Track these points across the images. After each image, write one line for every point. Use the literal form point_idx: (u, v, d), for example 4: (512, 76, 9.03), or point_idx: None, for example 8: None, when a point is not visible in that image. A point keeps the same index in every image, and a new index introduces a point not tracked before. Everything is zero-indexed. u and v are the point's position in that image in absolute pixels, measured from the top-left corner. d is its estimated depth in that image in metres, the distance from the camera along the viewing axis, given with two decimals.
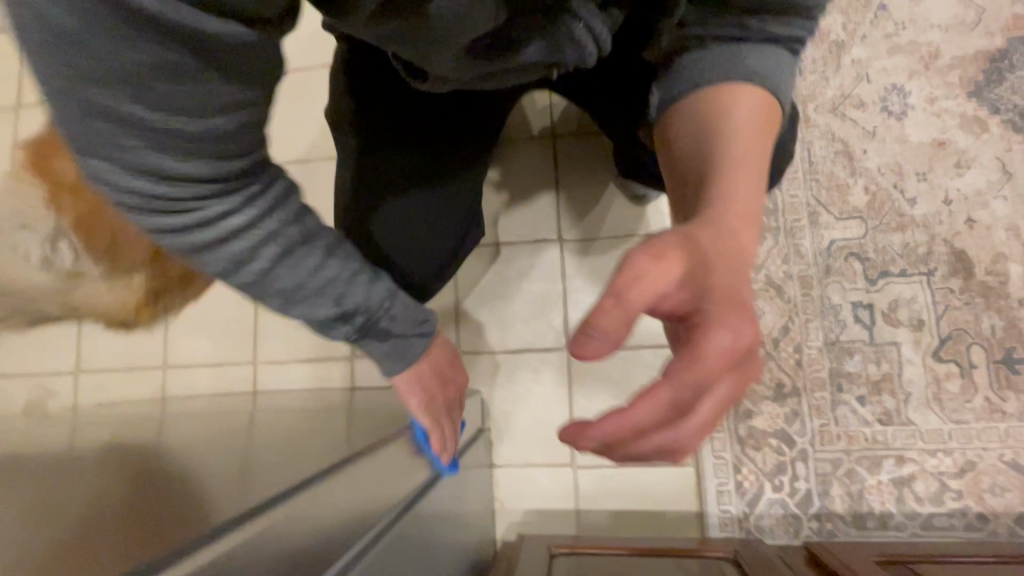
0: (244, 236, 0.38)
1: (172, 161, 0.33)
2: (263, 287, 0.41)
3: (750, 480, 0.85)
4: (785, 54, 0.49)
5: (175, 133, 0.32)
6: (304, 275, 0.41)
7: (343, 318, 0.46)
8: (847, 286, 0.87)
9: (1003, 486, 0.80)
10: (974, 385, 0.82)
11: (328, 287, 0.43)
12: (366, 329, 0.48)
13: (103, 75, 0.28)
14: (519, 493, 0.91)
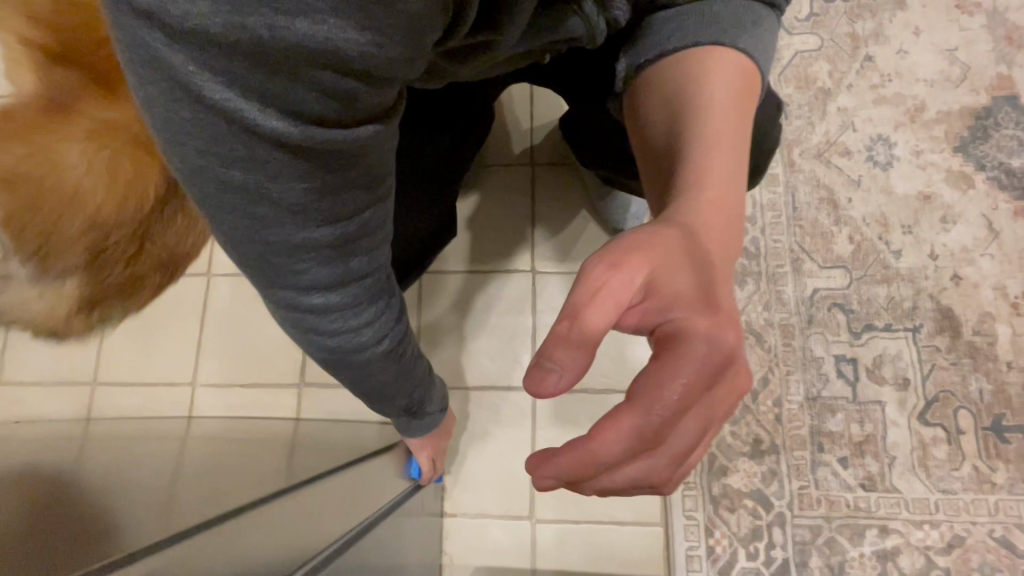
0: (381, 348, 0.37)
1: (345, 292, 0.31)
2: (361, 383, 0.40)
3: (723, 546, 0.77)
4: (763, 8, 0.46)
5: (348, 267, 0.30)
6: (407, 375, 0.42)
7: (414, 399, 0.47)
8: (830, 338, 0.82)
9: (992, 565, 0.74)
10: (961, 452, 0.77)
11: (418, 382, 0.45)
12: (426, 408, 0.50)
13: (292, 216, 0.25)
14: (471, 547, 0.82)
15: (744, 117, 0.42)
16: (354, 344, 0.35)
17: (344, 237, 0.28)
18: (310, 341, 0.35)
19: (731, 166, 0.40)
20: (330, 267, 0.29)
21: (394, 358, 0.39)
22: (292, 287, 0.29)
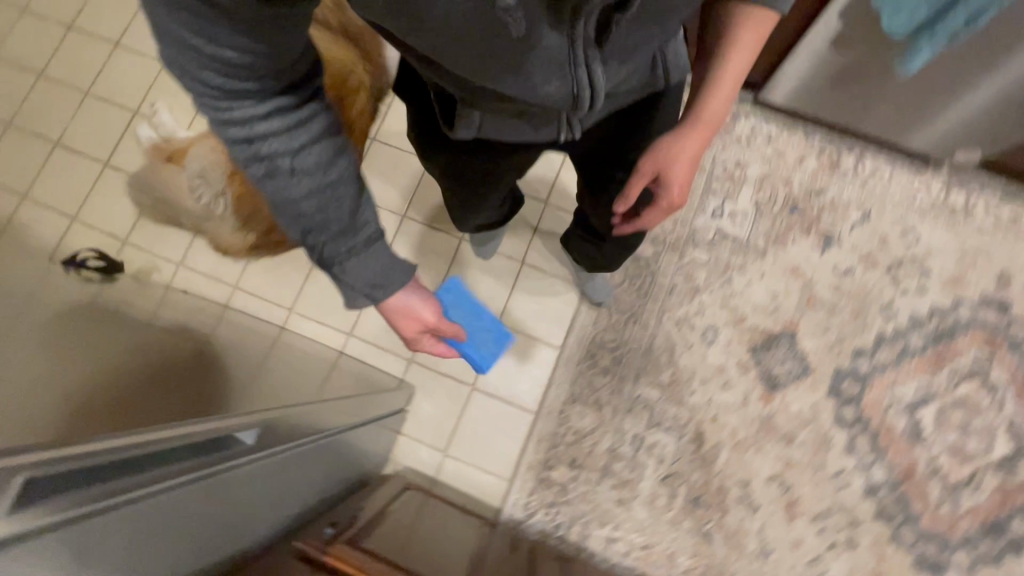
0: (286, 161, 0.58)
1: (246, 76, 0.50)
2: (266, 187, 0.59)
3: (534, 502, 1.44)
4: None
5: (247, 70, 0.50)
6: (299, 187, 0.59)
7: (309, 233, 0.63)
8: (635, 422, 1.47)
9: (660, 563, 1.40)
10: (672, 505, 1.42)
11: (320, 214, 0.61)
12: (338, 263, 0.64)
13: (201, 36, 0.46)
14: (408, 454, 1.49)
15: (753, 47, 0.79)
16: (257, 143, 0.56)
17: (235, 55, 0.48)
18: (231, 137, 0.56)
19: (726, 97, 0.84)
20: (240, 69, 0.49)
21: (274, 171, 0.58)
22: (185, 66, 0.49)
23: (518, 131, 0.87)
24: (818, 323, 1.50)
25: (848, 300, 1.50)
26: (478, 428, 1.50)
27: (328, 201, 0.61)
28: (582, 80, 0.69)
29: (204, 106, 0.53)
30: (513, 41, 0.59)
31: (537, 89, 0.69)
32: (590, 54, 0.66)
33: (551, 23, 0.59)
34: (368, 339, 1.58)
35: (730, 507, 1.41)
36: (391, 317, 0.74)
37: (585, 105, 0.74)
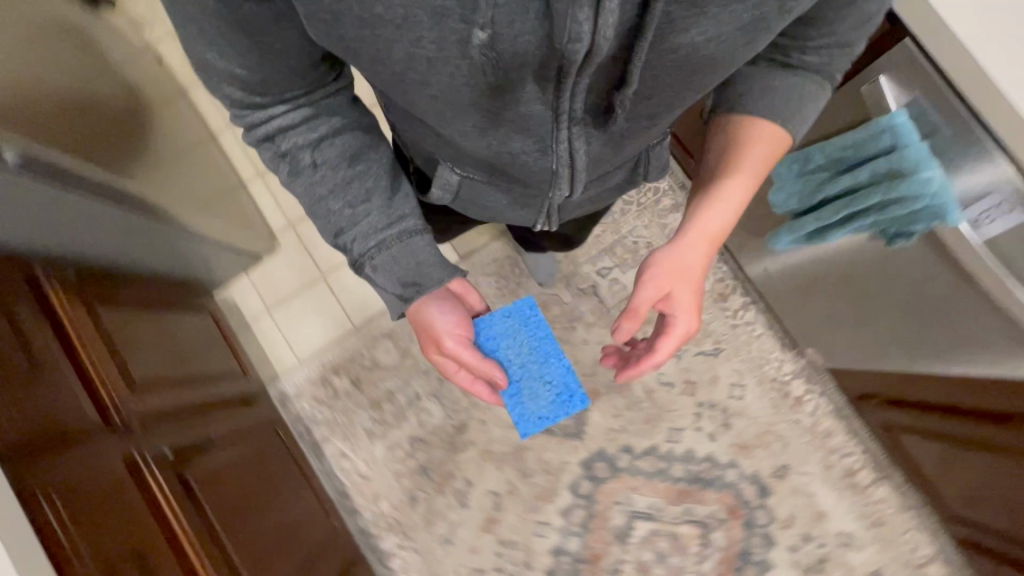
0: (308, 162, 0.70)
1: (260, 88, 0.64)
2: (297, 186, 0.72)
3: (305, 390, 1.63)
4: (814, 79, 0.85)
5: (266, 81, 0.63)
6: (336, 190, 0.72)
7: (340, 232, 0.74)
8: (421, 384, 1.63)
9: (364, 495, 1.59)
10: (405, 461, 1.60)
11: (354, 193, 0.73)
12: (369, 263, 0.75)
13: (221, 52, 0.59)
14: (239, 293, 1.67)
15: (764, 164, 0.90)
16: (283, 151, 0.70)
17: (243, 69, 0.61)
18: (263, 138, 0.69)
19: (732, 211, 0.94)
20: (265, 78, 0.63)
21: (305, 168, 0.71)
22: (207, 70, 0.62)
23: (493, 195, 1.02)
24: (613, 406, 1.62)
25: (648, 405, 1.62)
26: (304, 309, 1.67)
27: (357, 203, 0.73)
28: (562, 155, 0.79)
29: (241, 115, 0.68)
30: (497, 95, 0.65)
31: (513, 149, 0.78)
32: (570, 126, 0.72)
33: (544, 77, 0.63)
34: (271, 190, 1.74)
35: (445, 491, 1.59)
36: (420, 331, 0.87)
37: (564, 184, 0.88)
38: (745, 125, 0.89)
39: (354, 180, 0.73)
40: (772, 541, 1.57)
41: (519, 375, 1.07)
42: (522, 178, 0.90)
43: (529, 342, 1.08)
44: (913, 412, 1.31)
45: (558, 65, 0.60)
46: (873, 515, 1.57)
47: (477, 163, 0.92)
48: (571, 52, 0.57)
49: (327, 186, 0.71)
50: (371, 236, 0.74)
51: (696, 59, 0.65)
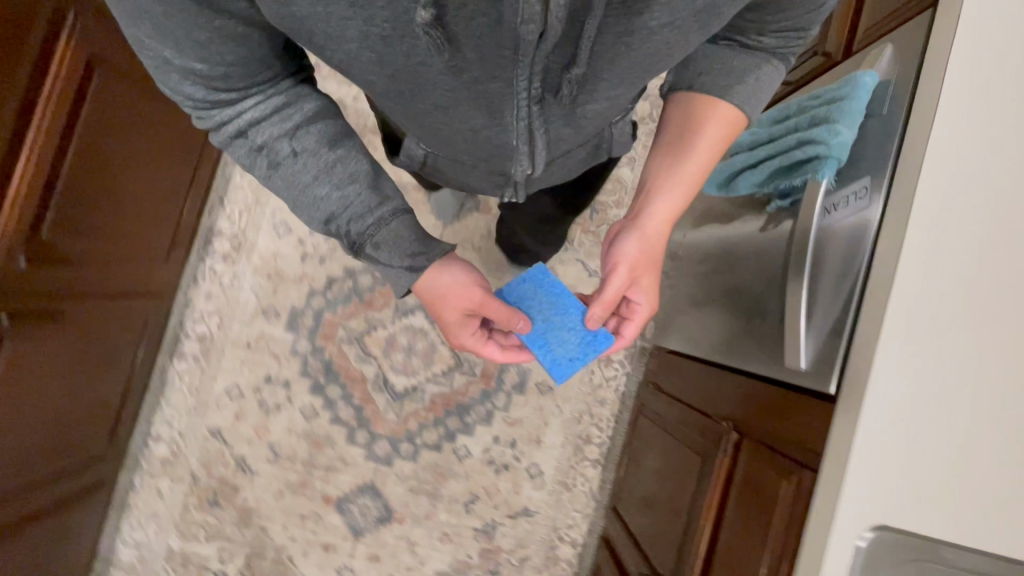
0: (294, 153, 0.77)
1: (223, 82, 0.70)
2: (277, 177, 0.78)
3: None
4: (768, 60, 0.89)
5: (238, 72, 0.69)
6: (315, 158, 0.77)
7: (330, 216, 0.80)
8: None
9: None
10: None
11: (332, 166, 0.78)
12: (365, 240, 0.81)
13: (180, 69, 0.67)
14: None
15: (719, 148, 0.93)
16: (259, 140, 0.76)
17: (204, 64, 0.66)
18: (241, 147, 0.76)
19: (684, 193, 0.95)
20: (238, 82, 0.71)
21: (301, 182, 0.78)
22: (170, 69, 0.67)
23: (464, 168, 1.02)
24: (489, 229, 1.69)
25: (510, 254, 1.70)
26: None
27: (350, 175, 0.79)
28: (518, 137, 0.83)
29: (228, 142, 0.76)
30: (449, 76, 0.71)
31: (475, 127, 0.82)
32: (530, 110, 0.77)
33: (502, 58, 0.67)
34: None
35: None
36: (430, 298, 0.92)
37: (523, 163, 0.90)
38: (701, 104, 0.91)
39: (326, 148, 0.78)
40: (490, 420, 1.68)
41: (542, 328, 1.02)
42: (482, 154, 0.91)
43: (551, 306, 1.03)
44: (660, 393, 1.43)
45: (518, 49, 0.65)
46: (570, 478, 1.69)
47: (442, 142, 0.93)
48: (529, 39, 0.63)
49: (297, 158, 0.77)
50: (340, 188, 0.79)
51: (654, 52, 0.70)
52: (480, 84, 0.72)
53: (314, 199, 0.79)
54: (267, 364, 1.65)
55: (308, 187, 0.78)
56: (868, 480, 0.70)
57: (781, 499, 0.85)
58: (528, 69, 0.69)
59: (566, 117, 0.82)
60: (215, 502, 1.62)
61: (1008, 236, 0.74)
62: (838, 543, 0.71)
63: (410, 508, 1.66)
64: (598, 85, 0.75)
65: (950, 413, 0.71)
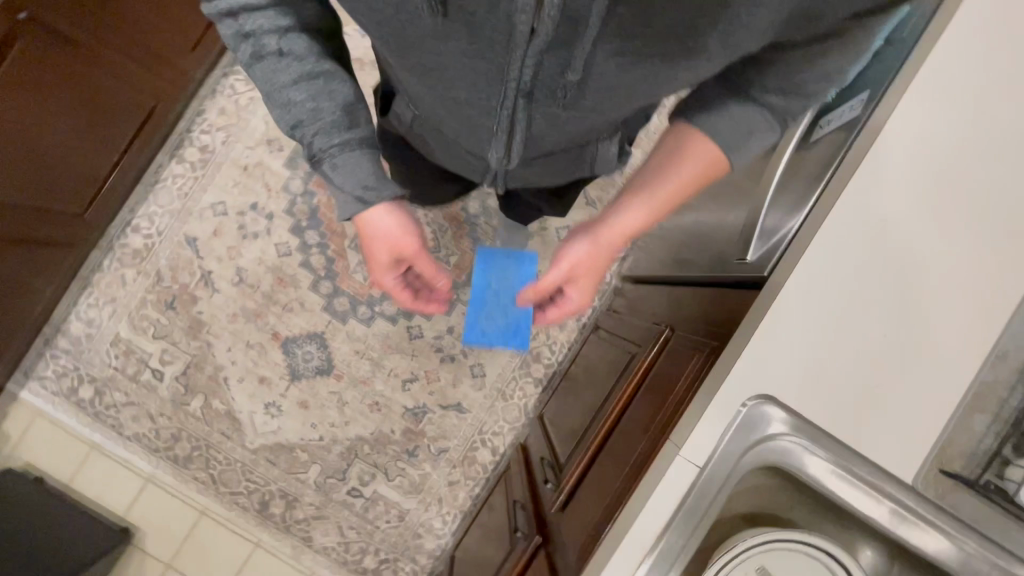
0: (287, 76, 0.68)
1: None
2: (256, 69, 0.68)
3: None
4: (766, 116, 0.80)
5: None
6: (307, 78, 0.69)
7: (298, 124, 0.70)
8: None
9: None
10: None
11: (311, 82, 0.69)
12: (325, 159, 0.72)
13: None
14: None
15: (697, 177, 0.85)
16: (256, 49, 0.67)
17: None
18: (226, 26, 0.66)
19: (646, 216, 0.89)
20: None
21: (292, 101, 0.69)
22: None
23: (451, 144, 1.03)
24: None
25: None
26: None
27: (339, 107, 0.71)
28: (497, 124, 0.81)
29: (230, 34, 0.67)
30: (442, 41, 0.67)
31: (457, 101, 0.79)
32: (517, 101, 0.75)
33: (495, 40, 0.65)
34: None
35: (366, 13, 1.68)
36: (374, 242, 0.83)
37: (500, 151, 0.88)
38: (692, 134, 0.83)
39: (313, 66, 0.69)
40: (450, 309, 1.71)
41: (491, 296, 1.19)
42: (464, 133, 0.89)
43: (511, 286, 1.18)
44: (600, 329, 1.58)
45: (511, 38, 0.64)
46: (509, 389, 1.72)
47: (423, 108, 0.91)
48: (521, 33, 0.62)
49: (282, 63, 0.68)
50: (316, 101, 0.70)
51: (671, 70, 0.68)
52: (475, 62, 0.69)
53: (283, 108, 0.70)
54: (257, 192, 1.68)
55: (290, 97, 0.69)
56: (756, 375, 0.73)
57: (691, 364, 0.97)
58: (518, 65, 0.68)
59: (565, 116, 0.78)
60: (171, 306, 1.67)
61: (949, 206, 0.76)
62: (726, 394, 0.73)
63: (350, 369, 1.70)
64: (604, 93, 0.72)
65: (833, 359, 0.73)
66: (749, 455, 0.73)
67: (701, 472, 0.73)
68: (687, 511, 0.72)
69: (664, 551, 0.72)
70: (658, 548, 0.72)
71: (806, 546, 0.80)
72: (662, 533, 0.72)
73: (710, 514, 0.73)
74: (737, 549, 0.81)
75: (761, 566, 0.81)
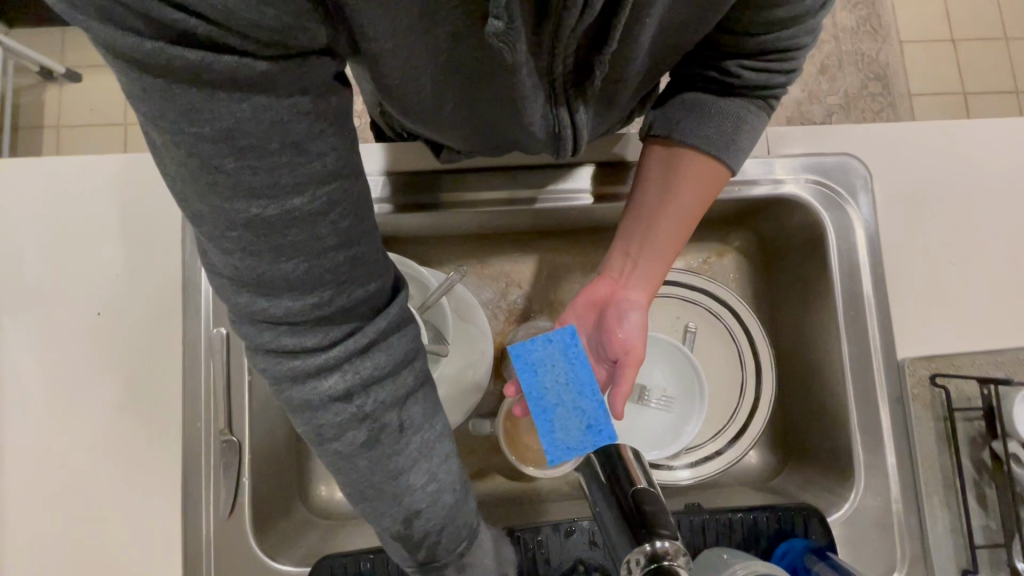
0: (331, 383, 0.39)
1: (328, 313, 0.37)
2: (359, 464, 0.41)
3: None
4: (754, 104, 0.57)
5: (255, 245, 0.34)
6: (393, 388, 0.41)
7: (415, 516, 0.43)
8: None
9: None
10: None
11: (390, 399, 0.41)
12: (456, 551, 0.47)
13: (288, 292, 0.36)
14: None
15: (705, 206, 0.61)
16: (371, 435, 0.40)
17: (331, 264, 0.36)
18: (291, 357, 0.38)
19: (664, 263, 0.63)
20: (280, 192, 0.33)
21: (363, 442, 0.40)
22: (294, 329, 0.37)
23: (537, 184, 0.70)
24: None
25: None
26: None
27: (410, 384, 0.43)
28: (552, 114, 0.55)
29: (248, 332, 0.38)
30: (523, 69, 0.45)
31: (512, 110, 0.53)
32: (562, 86, 0.51)
33: (538, 18, 0.42)
34: None
35: None
36: None
37: (561, 149, 0.60)
38: (683, 156, 0.59)
39: (375, 352, 0.40)
40: None
41: (567, 407, 0.58)
42: (512, 141, 0.62)
43: (570, 372, 0.59)
44: None
45: (544, 14, 0.41)
46: None
47: (475, 132, 0.59)
48: (563, 15, 0.40)
49: (337, 342, 0.38)
50: (370, 354, 0.40)
51: (689, 13, 0.47)
52: (543, 52, 0.46)
53: (403, 486, 0.42)
54: None
55: (418, 477, 0.43)
56: (866, 145, 0.70)
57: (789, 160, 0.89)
58: (565, 50, 0.45)
59: (600, 104, 0.57)
60: None
61: None
62: (836, 140, 0.70)
63: None
64: (631, 73, 0.53)
65: (937, 199, 0.69)
66: (811, 176, 0.69)
67: (767, 154, 0.69)
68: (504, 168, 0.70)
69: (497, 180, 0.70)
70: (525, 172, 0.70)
71: (736, 340, 0.73)
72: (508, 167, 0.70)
73: (522, 195, 0.70)
74: (681, 287, 0.74)
75: (688, 323, 0.74)
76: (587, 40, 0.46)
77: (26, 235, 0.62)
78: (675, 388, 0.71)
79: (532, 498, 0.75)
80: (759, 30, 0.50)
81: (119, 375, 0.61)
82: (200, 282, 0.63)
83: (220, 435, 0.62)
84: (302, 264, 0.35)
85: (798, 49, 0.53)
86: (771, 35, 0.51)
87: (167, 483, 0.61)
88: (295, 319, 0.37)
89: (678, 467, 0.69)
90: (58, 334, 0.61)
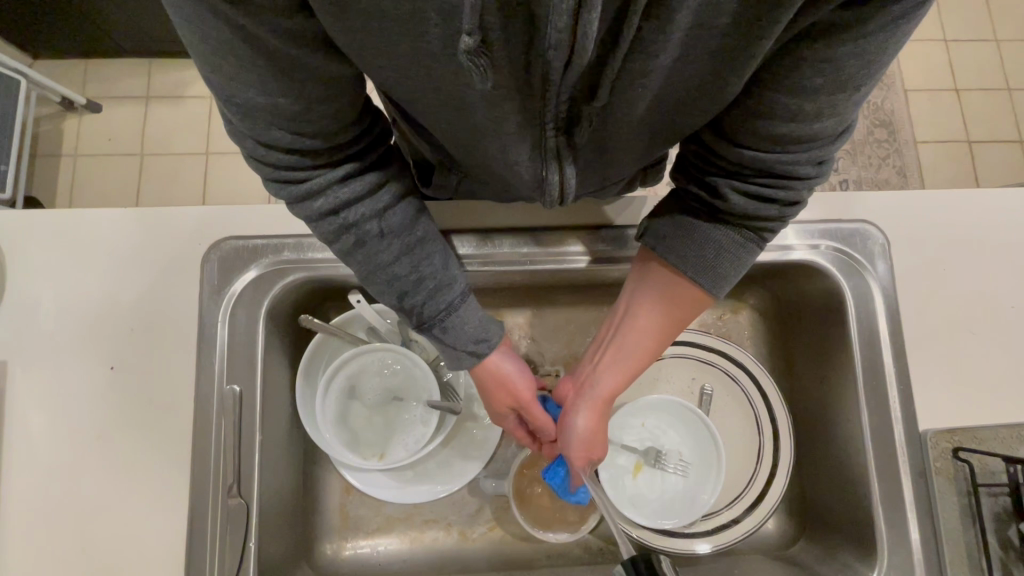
0: (322, 204, 0.47)
1: (303, 141, 0.44)
2: (355, 263, 0.51)
3: None
4: (743, 236, 0.56)
5: (254, 115, 0.41)
6: (372, 202, 0.49)
7: (407, 291, 0.52)
8: None
9: None
10: None
11: (367, 205, 0.49)
12: (440, 321, 0.54)
13: (260, 114, 0.41)
14: None
15: (677, 325, 0.61)
16: (359, 236, 0.49)
17: (286, 98, 0.40)
18: (288, 188, 0.47)
19: (626, 369, 0.62)
20: (275, 94, 0.39)
21: (353, 243, 0.50)
22: (276, 150, 0.44)
23: (545, 241, 0.70)
24: None
25: None
26: None
27: (388, 200, 0.50)
28: (540, 168, 0.54)
29: (255, 166, 0.46)
30: (510, 100, 0.45)
31: (497, 156, 0.52)
32: (547, 135, 0.50)
33: (526, 71, 0.43)
34: None
35: None
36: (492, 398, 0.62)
37: (548, 198, 0.58)
38: (664, 278, 0.59)
39: (352, 177, 0.48)
40: None
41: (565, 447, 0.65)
42: (503, 184, 0.61)
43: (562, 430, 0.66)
44: None
45: (530, 61, 0.41)
46: None
47: (464, 163, 0.58)
48: (547, 57, 0.40)
49: (319, 167, 0.46)
50: (349, 178, 0.48)
51: (689, 88, 0.47)
52: (530, 95, 0.45)
53: (384, 239, 0.50)
54: None
55: (391, 240, 0.51)
56: (879, 211, 0.70)
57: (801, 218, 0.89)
58: (557, 93, 0.44)
59: (593, 161, 0.56)
60: None
61: None
62: (850, 206, 0.70)
63: None
64: (625, 133, 0.52)
65: (951, 268, 0.69)
66: (830, 242, 0.69)
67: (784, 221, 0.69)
68: (515, 225, 0.71)
69: (505, 234, 0.70)
70: (538, 230, 0.70)
71: (753, 403, 0.72)
72: (519, 222, 0.70)
73: (531, 249, 0.70)
74: (698, 346, 0.74)
75: (705, 386, 0.73)
76: (580, 87, 0.45)
77: (46, 286, 0.62)
78: (692, 453, 0.70)
79: (542, 561, 0.73)
80: (757, 144, 0.50)
81: (128, 430, 0.60)
82: (215, 333, 0.63)
83: (228, 496, 0.60)
84: (267, 102, 0.40)
85: (791, 178, 0.51)
86: (763, 153, 0.50)
87: (168, 547, 0.58)
88: (278, 142, 0.43)
89: (695, 538, 0.68)
90: (70, 387, 0.61)
